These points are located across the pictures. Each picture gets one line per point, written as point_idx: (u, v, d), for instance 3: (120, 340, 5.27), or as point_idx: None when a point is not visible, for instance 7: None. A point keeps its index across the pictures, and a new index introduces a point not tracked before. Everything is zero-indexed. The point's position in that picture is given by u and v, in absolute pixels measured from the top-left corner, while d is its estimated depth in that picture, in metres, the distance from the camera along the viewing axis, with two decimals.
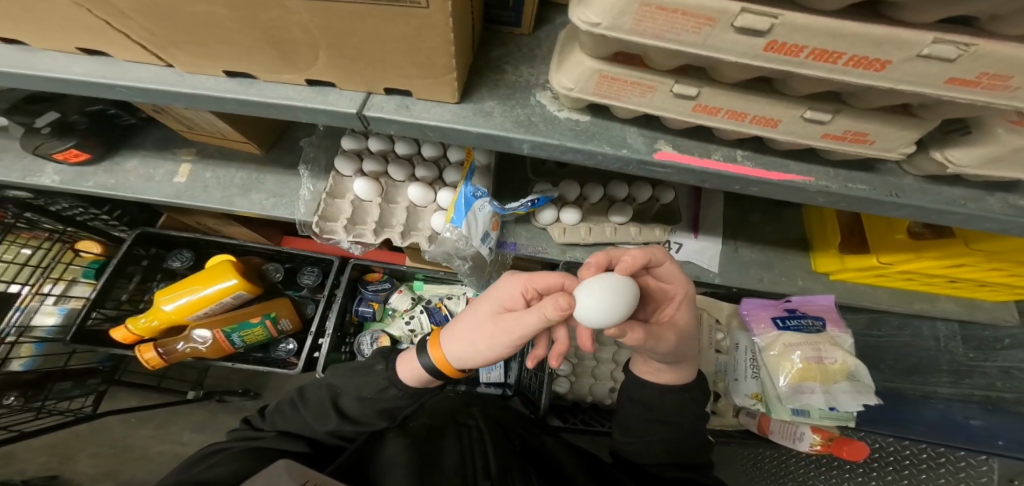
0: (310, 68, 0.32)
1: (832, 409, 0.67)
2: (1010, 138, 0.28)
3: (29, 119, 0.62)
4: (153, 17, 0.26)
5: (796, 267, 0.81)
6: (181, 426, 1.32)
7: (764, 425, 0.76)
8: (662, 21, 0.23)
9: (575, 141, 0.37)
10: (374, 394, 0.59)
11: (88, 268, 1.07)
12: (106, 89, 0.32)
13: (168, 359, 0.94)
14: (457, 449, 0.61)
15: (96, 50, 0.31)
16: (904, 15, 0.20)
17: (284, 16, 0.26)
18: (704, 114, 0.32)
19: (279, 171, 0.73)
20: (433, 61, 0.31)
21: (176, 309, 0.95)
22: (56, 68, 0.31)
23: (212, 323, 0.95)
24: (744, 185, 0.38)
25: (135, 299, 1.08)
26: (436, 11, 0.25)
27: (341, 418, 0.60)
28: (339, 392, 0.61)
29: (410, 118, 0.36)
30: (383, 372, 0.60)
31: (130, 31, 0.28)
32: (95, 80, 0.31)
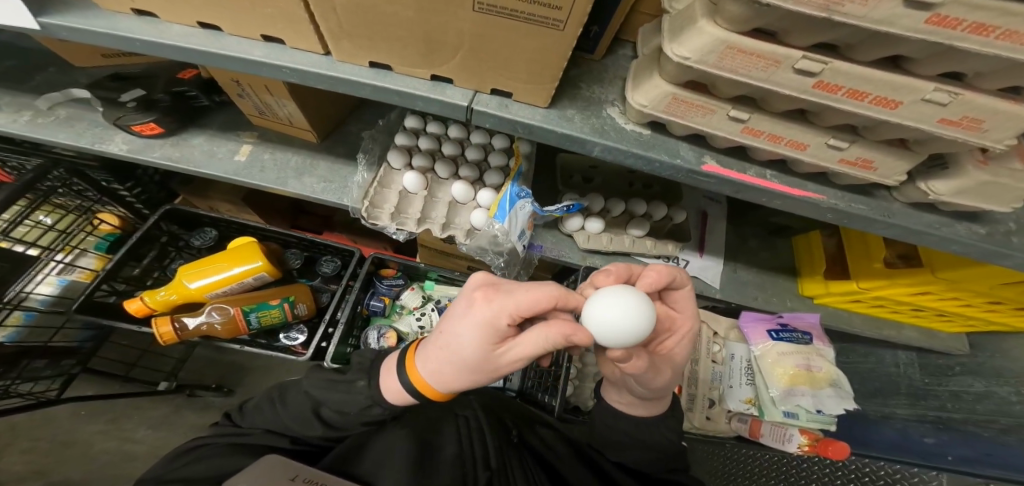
0: (442, 65, 0.40)
1: (820, 412, 0.78)
2: (977, 173, 0.38)
3: (112, 94, 0.67)
4: (353, 15, 0.35)
5: (786, 290, 0.91)
6: (135, 422, 1.25)
7: (755, 429, 0.83)
8: (740, 60, 0.32)
9: (639, 148, 0.45)
10: (355, 412, 0.51)
11: (102, 241, 1.06)
12: (273, 69, 0.41)
13: (182, 335, 0.94)
14: (456, 437, 0.57)
15: (274, 37, 0.41)
16: (914, 69, 0.30)
17: (451, 22, 0.35)
18: (750, 135, 0.40)
19: (333, 159, 0.78)
20: (544, 71, 0.39)
21: (199, 287, 0.96)
22: (242, 49, 0.40)
23: (230, 301, 0.97)
24: (771, 198, 0.47)
25: (145, 276, 1.06)
26: (568, 33, 0.34)
27: (324, 427, 0.53)
28: (321, 399, 0.53)
29: (510, 114, 0.43)
30: (365, 390, 0.51)
31: (324, 23, 0.37)
32: (270, 60, 0.40)
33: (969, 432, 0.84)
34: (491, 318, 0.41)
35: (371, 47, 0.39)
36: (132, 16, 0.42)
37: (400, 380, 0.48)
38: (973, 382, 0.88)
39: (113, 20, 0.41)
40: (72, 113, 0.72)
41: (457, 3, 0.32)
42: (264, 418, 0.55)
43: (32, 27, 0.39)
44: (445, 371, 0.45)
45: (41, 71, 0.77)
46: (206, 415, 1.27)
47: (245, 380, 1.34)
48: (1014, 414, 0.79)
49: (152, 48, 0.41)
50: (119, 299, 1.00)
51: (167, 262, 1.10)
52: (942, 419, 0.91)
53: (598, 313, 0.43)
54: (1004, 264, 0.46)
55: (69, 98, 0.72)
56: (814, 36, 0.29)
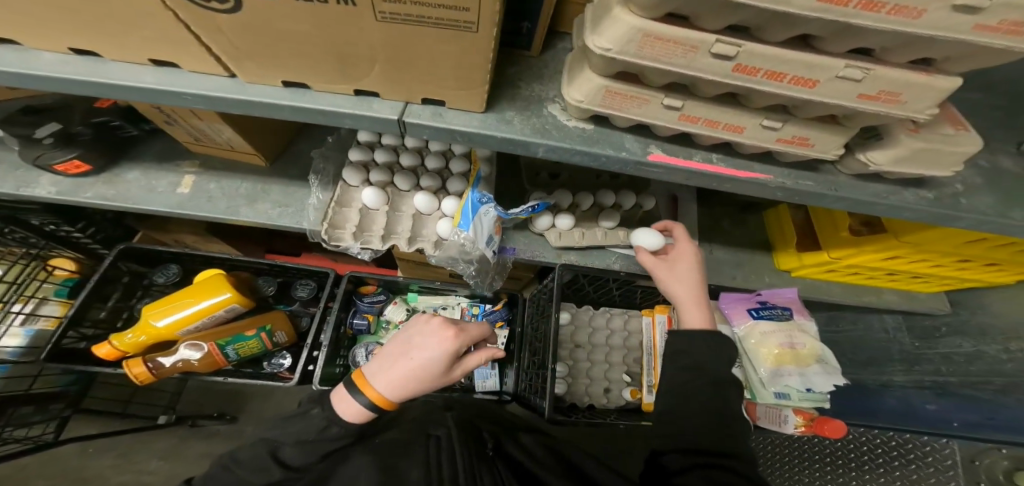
0: (362, 79, 0.39)
1: (809, 390, 0.78)
2: (909, 141, 0.38)
3: (26, 130, 0.63)
4: (243, 34, 0.33)
5: (762, 266, 0.92)
6: (146, 454, 1.22)
7: (751, 409, 0.85)
8: (659, 47, 0.31)
9: (582, 145, 0.43)
10: (314, 437, 0.55)
11: (61, 287, 1.01)
12: (173, 96, 0.40)
13: (158, 374, 0.91)
14: (422, 459, 0.53)
15: (165, 61, 0.39)
16: (825, 47, 0.29)
17: (357, 33, 0.33)
18: (688, 122, 0.39)
19: (285, 182, 0.76)
20: (470, 75, 0.38)
21: (168, 325, 0.93)
22: (132, 78, 0.39)
23: (202, 338, 0.93)
24: (720, 183, 0.46)
25: (114, 318, 1.02)
26: (482, 35, 0.32)
27: (284, 471, 0.55)
28: (278, 444, 0.56)
29: (444, 123, 0.42)
30: (319, 414, 0.57)
31: (215, 45, 0.35)
32: (166, 88, 0.38)
33: (969, 396, 0.87)
34: (444, 348, 0.57)
35: (282, 64, 0.37)
36: None
37: (356, 396, 0.55)
38: (962, 343, 0.89)
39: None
40: None
41: (359, 17, 0.31)
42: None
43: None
44: (406, 386, 0.56)
45: None
46: (211, 442, 1.24)
47: (247, 405, 1.30)
48: (1007, 373, 0.81)
49: (50, 83, 0.39)
50: (89, 344, 0.96)
51: (136, 301, 1.06)
52: (939, 385, 0.93)
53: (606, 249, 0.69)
54: (955, 226, 0.46)
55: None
56: (724, 18, 0.28)
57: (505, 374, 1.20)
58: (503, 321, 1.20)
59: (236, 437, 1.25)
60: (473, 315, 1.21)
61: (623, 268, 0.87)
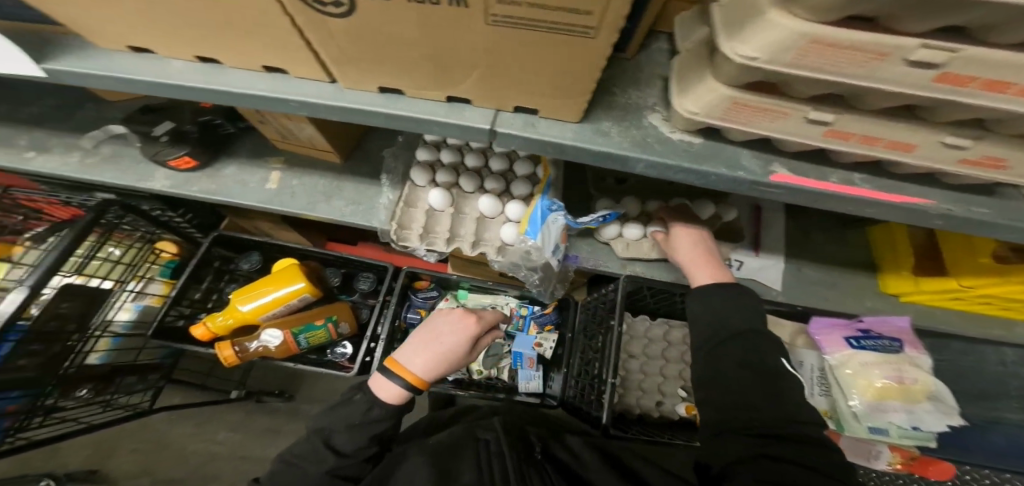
0: (458, 86, 0.37)
1: (915, 429, 0.68)
2: None
3: (145, 128, 0.69)
4: (348, 40, 0.32)
5: (861, 287, 0.81)
6: (217, 426, 1.34)
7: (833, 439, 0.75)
8: (827, 56, 0.25)
9: (689, 162, 0.38)
10: (360, 419, 0.57)
11: (165, 268, 1.10)
12: (282, 103, 0.40)
13: (242, 357, 0.97)
14: (474, 462, 0.53)
15: (277, 68, 0.40)
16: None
17: (464, 39, 0.30)
18: (834, 138, 0.33)
19: (356, 180, 0.77)
20: (574, 84, 0.34)
21: (253, 309, 0.98)
22: (246, 85, 0.40)
23: (280, 324, 0.98)
24: (855, 207, 0.39)
25: (206, 299, 1.09)
26: (601, 41, 0.28)
27: (336, 456, 0.56)
28: (328, 431, 0.57)
29: (537, 135, 0.39)
30: (362, 398, 0.58)
31: (323, 51, 0.35)
32: (278, 95, 0.39)
33: None
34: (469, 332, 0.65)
35: (379, 66, 0.35)
36: (131, 52, 0.42)
37: (394, 380, 0.59)
38: None
39: (122, 62, 0.41)
40: (114, 150, 0.76)
41: (468, 22, 0.28)
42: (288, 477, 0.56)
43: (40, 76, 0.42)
44: (442, 363, 0.62)
45: (83, 110, 0.81)
46: (274, 418, 1.35)
47: (304, 384, 1.39)
48: None
49: (172, 91, 0.41)
50: (186, 322, 1.04)
51: (224, 284, 1.13)
52: None
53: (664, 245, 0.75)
54: None
55: (110, 136, 0.76)
56: (936, 19, 0.22)
57: (553, 377, 1.17)
58: (552, 324, 1.18)
59: (295, 415, 1.34)
60: (521, 316, 1.17)
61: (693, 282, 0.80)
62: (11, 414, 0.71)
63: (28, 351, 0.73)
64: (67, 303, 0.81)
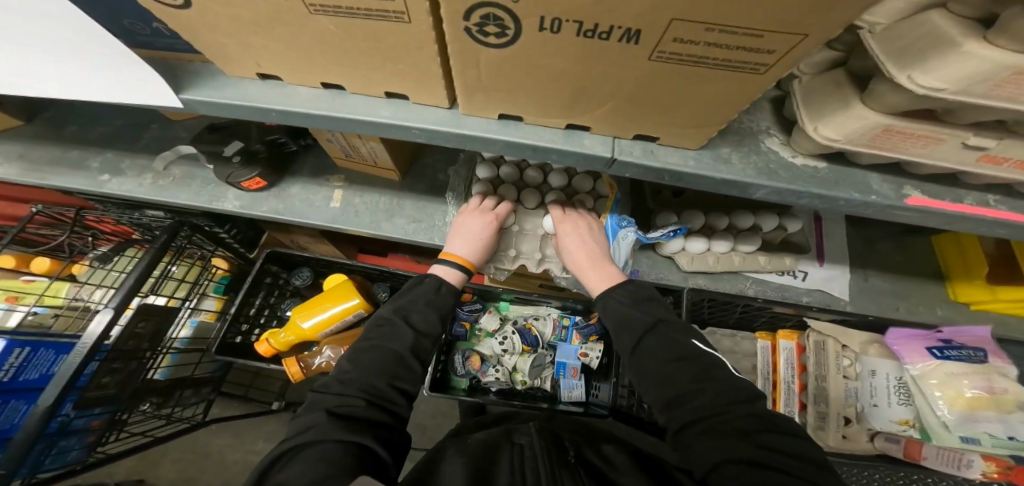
0: (584, 115, 0.36)
1: (1010, 438, 0.63)
2: None
3: (216, 148, 0.69)
4: (491, 72, 0.32)
5: (932, 297, 0.79)
6: (255, 435, 1.34)
7: (913, 450, 0.72)
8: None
9: (817, 188, 0.37)
10: (435, 295, 0.62)
11: (218, 284, 1.12)
12: (404, 130, 0.41)
13: (308, 372, 1.00)
14: (511, 462, 0.53)
15: (398, 93, 0.40)
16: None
17: (617, 71, 0.30)
18: (988, 164, 0.32)
19: (415, 197, 0.77)
20: (712, 115, 0.33)
21: (312, 326, 0.98)
22: (371, 112, 0.41)
23: (341, 341, 1.03)
24: (987, 228, 0.38)
25: (259, 314, 1.09)
26: (767, 76, 0.27)
27: (413, 335, 0.58)
28: (406, 311, 0.60)
29: (658, 162, 0.38)
30: (432, 280, 0.64)
31: (458, 82, 0.35)
32: (402, 123, 0.40)
33: None
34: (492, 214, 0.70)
35: (511, 95, 0.35)
36: (257, 81, 0.44)
37: (446, 263, 0.66)
38: None
39: (252, 90, 0.43)
40: (184, 172, 0.76)
41: (630, 57, 0.28)
42: (361, 370, 0.54)
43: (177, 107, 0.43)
44: (478, 243, 0.67)
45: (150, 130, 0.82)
46: None
47: None
48: None
49: (289, 116, 0.43)
50: (243, 339, 1.05)
51: (274, 300, 1.13)
52: None
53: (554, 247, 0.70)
54: None
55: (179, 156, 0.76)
56: None
57: (597, 386, 1.16)
58: (597, 334, 1.14)
59: None
60: (564, 327, 1.16)
61: (758, 294, 0.80)
62: (94, 429, 0.75)
63: (110, 369, 0.76)
64: (143, 323, 0.82)
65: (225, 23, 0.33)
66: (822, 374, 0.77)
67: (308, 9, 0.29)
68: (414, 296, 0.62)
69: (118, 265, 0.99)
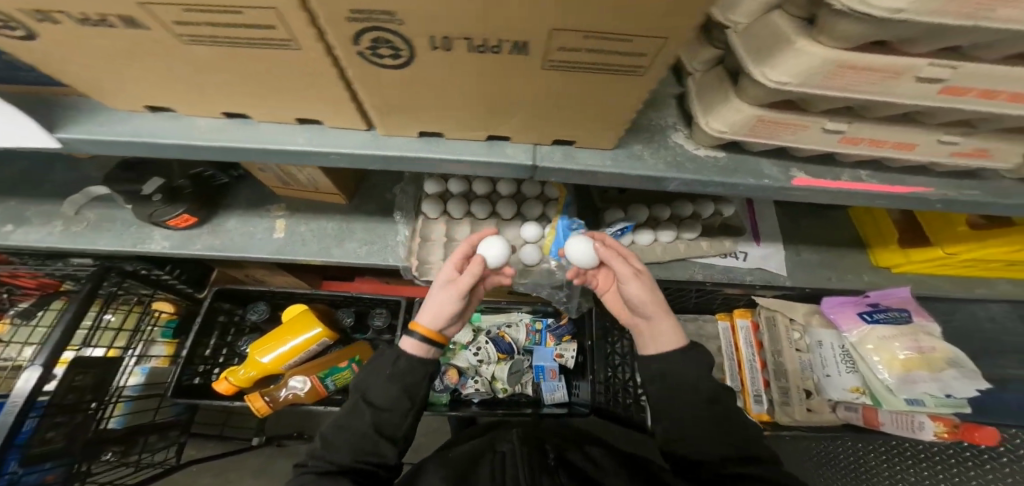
0: (497, 127, 0.38)
1: (948, 396, 0.69)
2: None
3: (132, 187, 0.63)
4: (397, 93, 0.33)
5: (857, 263, 0.86)
6: (239, 474, 1.25)
7: (871, 417, 0.77)
8: (851, 77, 0.29)
9: (718, 176, 0.41)
10: (391, 370, 0.58)
11: (166, 328, 1.06)
12: (323, 156, 0.41)
13: (274, 407, 0.92)
14: (490, 474, 0.55)
15: (313, 119, 0.40)
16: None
17: (516, 84, 0.32)
18: (848, 145, 0.37)
19: (366, 218, 0.76)
20: (615, 116, 0.36)
21: (273, 360, 0.94)
22: (288, 140, 0.40)
23: (304, 370, 0.96)
24: (869, 200, 0.42)
25: (217, 353, 1.05)
26: (647, 78, 0.30)
27: (375, 410, 0.56)
28: (366, 386, 0.58)
29: (578, 165, 0.41)
30: (391, 350, 0.61)
31: (369, 104, 0.36)
32: (317, 148, 0.40)
33: None
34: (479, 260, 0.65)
35: (425, 111, 0.36)
36: (147, 112, 0.42)
37: (411, 334, 0.60)
38: None
39: (145, 123, 0.41)
40: (101, 214, 0.71)
41: (521, 70, 0.30)
42: (337, 444, 0.55)
43: (51, 146, 0.40)
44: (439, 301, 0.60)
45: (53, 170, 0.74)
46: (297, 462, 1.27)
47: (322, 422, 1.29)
48: None
49: (189, 151, 0.41)
50: (202, 379, 1.00)
51: (232, 338, 1.08)
52: None
53: (627, 279, 0.57)
54: None
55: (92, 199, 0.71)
56: (942, 43, 0.26)
57: (577, 385, 1.16)
58: (569, 334, 1.19)
59: None
60: (537, 330, 1.20)
61: (706, 278, 0.84)
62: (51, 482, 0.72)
63: (54, 423, 0.71)
64: (80, 375, 0.76)
65: (105, 56, 0.32)
66: (777, 348, 0.87)
67: (182, 41, 0.29)
68: (374, 371, 0.60)
69: (44, 320, 0.92)
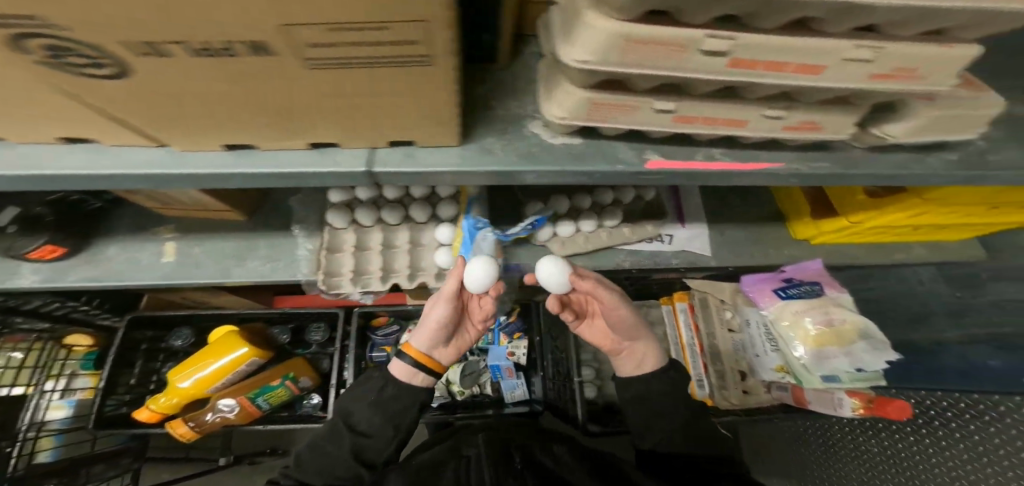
0: (311, 132, 0.35)
1: (860, 370, 0.66)
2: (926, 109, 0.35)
3: None
4: (160, 101, 0.30)
5: (779, 238, 0.86)
6: None
7: (800, 395, 0.79)
8: (645, 51, 0.28)
9: (572, 164, 0.39)
10: (376, 395, 0.61)
11: (84, 361, 1.00)
12: (108, 179, 0.37)
13: (201, 430, 0.90)
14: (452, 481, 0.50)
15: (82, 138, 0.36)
16: (825, 28, 0.27)
17: (297, 85, 0.28)
18: (684, 123, 0.36)
19: (269, 235, 0.73)
20: (439, 110, 0.33)
21: (194, 384, 0.90)
22: (58, 164, 0.35)
23: (233, 391, 0.91)
24: (725, 179, 0.42)
25: (145, 380, 1.01)
26: (441, 67, 0.27)
27: (357, 435, 0.59)
28: (352, 409, 0.61)
29: (417, 168, 0.37)
30: (379, 374, 0.64)
31: (125, 115, 0.32)
32: (97, 172, 0.36)
33: None
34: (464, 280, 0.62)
35: (220, 120, 0.32)
36: None
37: (401, 358, 0.64)
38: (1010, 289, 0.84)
39: None
40: None
41: (294, 70, 0.26)
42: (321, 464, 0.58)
43: None
44: (431, 327, 0.64)
45: None
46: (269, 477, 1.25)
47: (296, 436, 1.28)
48: None
49: None
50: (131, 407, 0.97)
51: (161, 364, 1.02)
52: None
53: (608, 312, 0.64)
54: (982, 183, 0.43)
55: None
56: (710, 13, 0.25)
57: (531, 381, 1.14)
58: (520, 331, 1.15)
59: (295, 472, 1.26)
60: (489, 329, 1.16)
61: (633, 264, 0.83)
62: None
63: None
64: None
65: None
66: (710, 330, 0.88)
67: None
68: (360, 394, 0.62)
69: None
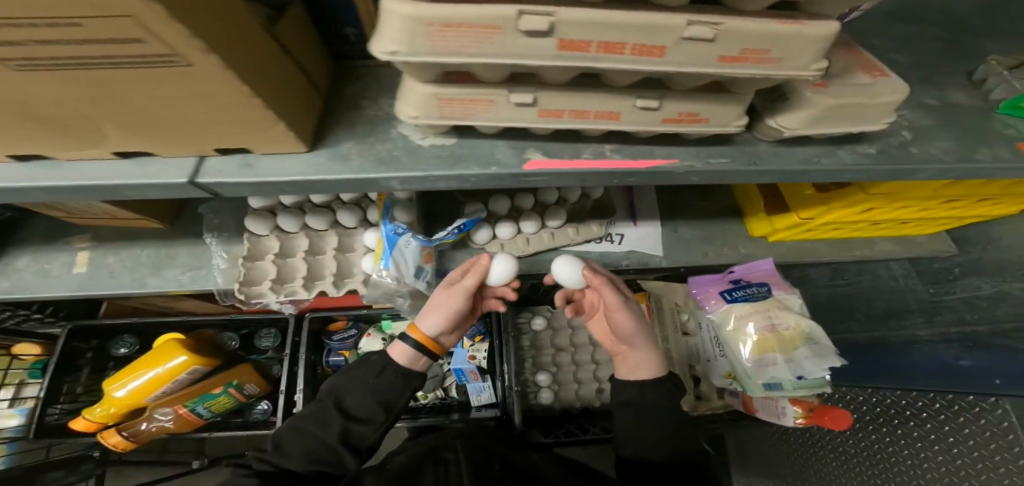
0: (107, 141, 0.31)
1: (801, 378, 0.64)
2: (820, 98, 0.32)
3: None
4: None
5: (735, 235, 0.82)
6: None
7: (749, 403, 0.75)
8: (455, 36, 0.23)
9: (440, 168, 0.35)
10: (374, 379, 0.57)
11: (33, 369, 0.98)
12: None
13: (138, 439, 0.91)
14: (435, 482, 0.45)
15: None
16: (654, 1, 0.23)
17: (43, 87, 0.24)
18: (553, 118, 0.32)
19: (191, 242, 0.70)
20: (246, 115, 0.29)
21: (130, 393, 0.87)
22: None
23: (172, 401, 0.89)
24: (620, 179, 0.38)
25: (94, 389, 0.99)
26: (204, 67, 0.23)
27: (344, 419, 0.54)
28: (341, 392, 0.56)
29: (255, 177, 0.34)
30: (379, 359, 0.59)
31: None
32: None
33: None
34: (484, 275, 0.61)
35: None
36: None
37: (405, 340, 0.60)
38: (981, 284, 0.78)
39: None
40: None
41: (30, 72, 0.23)
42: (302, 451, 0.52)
43: None
44: (439, 313, 0.60)
45: None
46: None
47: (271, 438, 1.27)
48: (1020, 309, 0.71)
49: None
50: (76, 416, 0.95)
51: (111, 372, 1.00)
52: None
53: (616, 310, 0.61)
54: (907, 175, 0.39)
55: None
56: None
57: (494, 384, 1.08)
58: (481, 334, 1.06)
59: None
60: None
61: None
62: None
63: None
64: None
65: None
66: (663, 333, 0.84)
67: None
68: (354, 378, 0.58)
69: None
